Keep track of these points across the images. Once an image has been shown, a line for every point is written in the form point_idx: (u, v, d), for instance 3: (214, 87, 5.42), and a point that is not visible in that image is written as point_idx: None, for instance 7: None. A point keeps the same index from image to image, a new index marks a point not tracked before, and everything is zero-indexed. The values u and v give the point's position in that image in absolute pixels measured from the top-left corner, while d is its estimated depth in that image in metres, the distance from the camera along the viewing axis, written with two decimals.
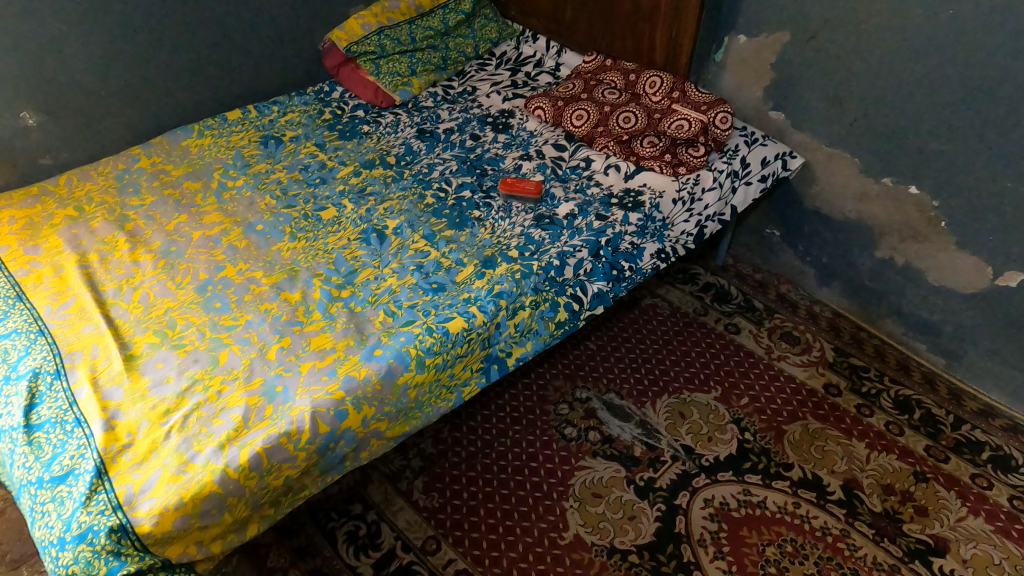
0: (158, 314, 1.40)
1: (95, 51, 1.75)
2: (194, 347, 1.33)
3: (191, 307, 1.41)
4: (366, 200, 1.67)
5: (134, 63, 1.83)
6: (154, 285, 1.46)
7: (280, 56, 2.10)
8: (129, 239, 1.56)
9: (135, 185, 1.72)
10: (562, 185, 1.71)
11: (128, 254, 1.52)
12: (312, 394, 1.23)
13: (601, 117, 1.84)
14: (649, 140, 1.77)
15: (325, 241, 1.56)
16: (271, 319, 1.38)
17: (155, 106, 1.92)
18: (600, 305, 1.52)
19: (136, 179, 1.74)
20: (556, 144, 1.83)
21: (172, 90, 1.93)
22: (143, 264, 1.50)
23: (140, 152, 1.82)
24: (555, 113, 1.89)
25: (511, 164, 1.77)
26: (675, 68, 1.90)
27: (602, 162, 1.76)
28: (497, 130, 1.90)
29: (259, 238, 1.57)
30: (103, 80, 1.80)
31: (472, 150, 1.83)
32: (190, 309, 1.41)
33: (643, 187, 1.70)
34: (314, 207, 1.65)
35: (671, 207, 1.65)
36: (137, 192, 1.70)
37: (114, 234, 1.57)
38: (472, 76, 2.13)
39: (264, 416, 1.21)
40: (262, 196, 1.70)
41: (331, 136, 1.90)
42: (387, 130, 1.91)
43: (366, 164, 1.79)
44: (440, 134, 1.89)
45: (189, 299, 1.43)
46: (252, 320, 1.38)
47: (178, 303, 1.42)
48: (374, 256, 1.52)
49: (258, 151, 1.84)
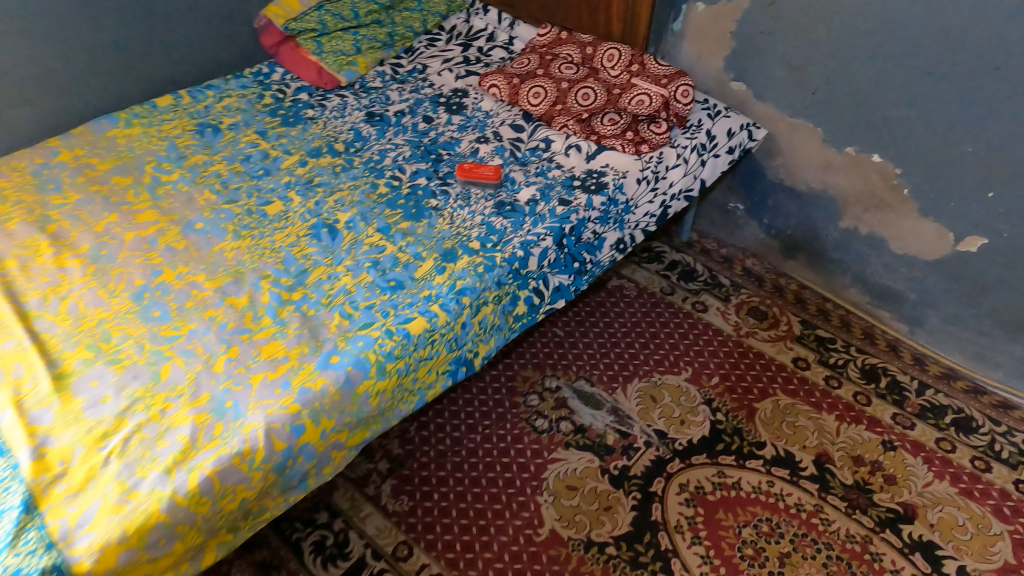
0: (90, 326, 1.27)
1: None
2: (132, 362, 1.21)
3: (127, 316, 1.29)
4: (314, 192, 1.56)
5: (45, 49, 1.66)
6: (84, 293, 1.33)
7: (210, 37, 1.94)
8: (52, 243, 1.42)
9: (56, 182, 1.57)
10: (522, 170, 1.63)
11: (53, 260, 1.38)
12: (265, 409, 1.14)
13: (559, 94, 1.76)
14: (610, 118, 1.70)
15: (271, 238, 1.45)
16: (216, 328, 1.27)
17: (73, 94, 1.76)
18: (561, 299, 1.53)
19: (57, 174, 1.59)
20: (513, 124, 1.74)
21: (91, 76, 1.77)
22: (71, 270, 1.37)
23: (60, 144, 1.66)
24: (512, 92, 1.80)
25: (468, 148, 1.68)
26: (634, 40, 1.82)
27: (562, 143, 1.70)
28: (450, 110, 1.79)
29: (200, 238, 1.45)
30: (10, 67, 1.63)
31: (426, 134, 1.72)
32: (125, 319, 1.28)
33: (606, 167, 1.64)
34: (258, 202, 1.54)
35: (636, 188, 1.59)
36: (59, 189, 1.55)
37: (35, 237, 1.43)
38: (423, 53, 2.00)
39: (213, 435, 1.11)
40: (201, 191, 1.57)
41: (272, 122, 1.77)
42: (334, 115, 1.78)
43: (313, 153, 1.67)
44: (389, 117, 1.77)
45: (125, 308, 1.30)
46: (196, 329, 1.27)
47: (112, 313, 1.29)
48: (326, 253, 1.42)
49: (193, 141, 1.70)
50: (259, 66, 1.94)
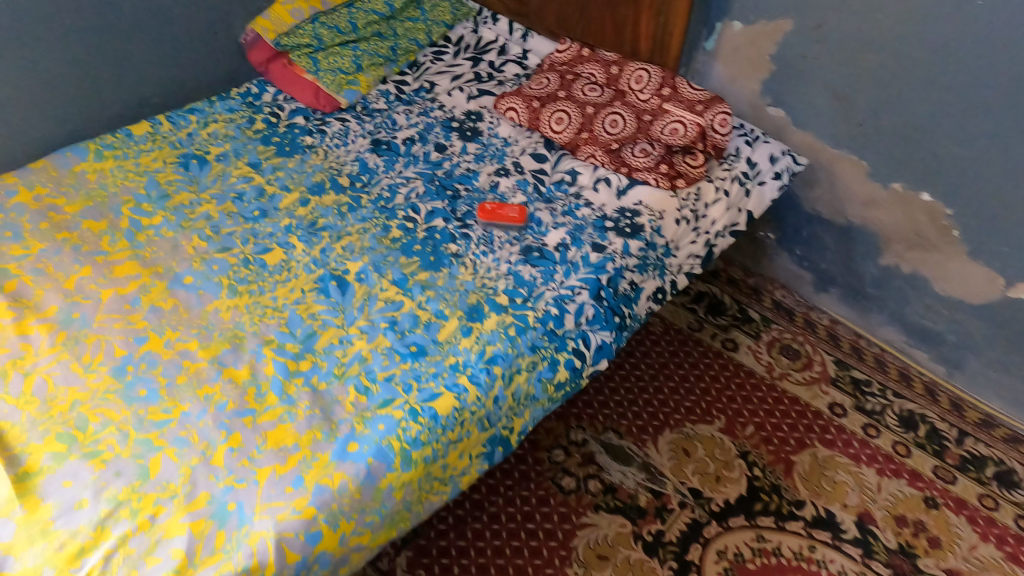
0: (61, 410, 1.12)
1: None
2: (112, 456, 1.06)
3: (106, 397, 1.14)
4: (318, 238, 1.40)
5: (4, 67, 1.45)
6: (54, 369, 1.17)
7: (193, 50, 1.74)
8: (13, 304, 1.26)
9: (14, 228, 1.39)
10: (548, 208, 1.48)
11: (12, 327, 1.22)
12: (274, 514, 0.99)
13: (585, 121, 1.60)
14: (642, 149, 1.54)
15: (272, 294, 1.30)
16: (214, 410, 1.12)
17: (37, 117, 1.55)
18: (604, 360, 1.29)
19: (14, 219, 1.40)
20: (535, 154, 1.59)
21: (59, 97, 1.56)
22: (36, 339, 1.21)
23: (16, 182, 1.47)
24: (532, 116, 1.63)
25: (487, 181, 1.53)
26: (665, 59, 1.67)
27: (590, 177, 1.54)
28: (463, 136, 1.64)
29: (189, 296, 1.30)
30: None
31: (439, 164, 1.57)
32: (105, 400, 1.13)
33: (641, 205, 1.47)
34: (255, 249, 1.38)
35: (675, 228, 1.45)
36: (17, 235, 1.37)
37: None
38: (429, 68, 1.84)
39: (214, 548, 0.97)
40: (188, 237, 1.40)
41: (264, 151, 1.60)
42: (336, 143, 1.63)
43: (315, 190, 1.50)
44: (398, 146, 1.61)
45: (103, 387, 1.15)
46: (189, 412, 1.12)
47: (88, 393, 1.14)
48: (335, 313, 1.27)
49: (178, 176, 1.53)
50: (246, 85, 1.77)
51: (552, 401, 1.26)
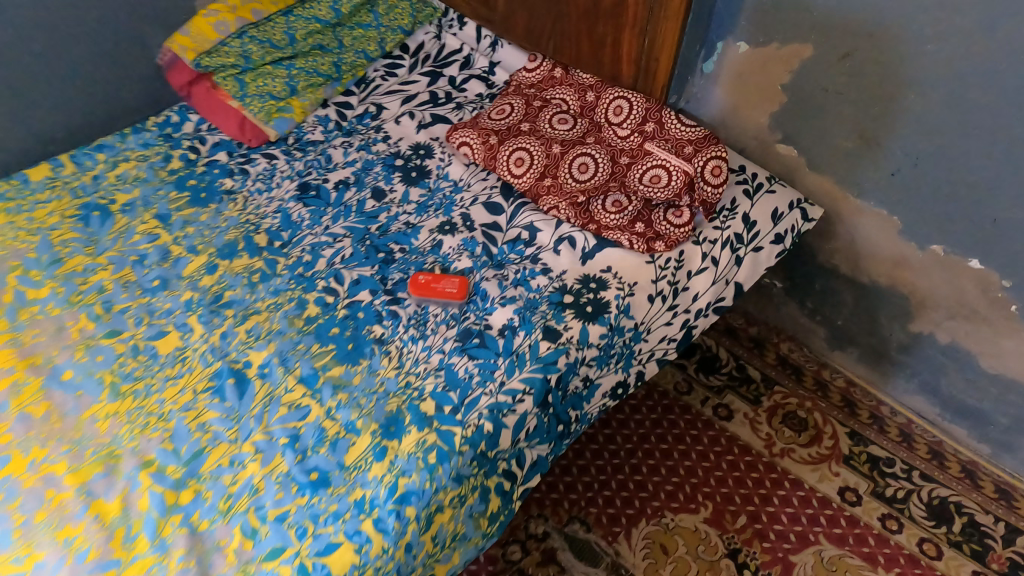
0: None
1: None
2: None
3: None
4: (220, 318, 1.18)
5: None
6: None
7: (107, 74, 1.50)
8: None
9: None
10: (497, 276, 1.24)
11: None
12: None
13: (550, 163, 1.34)
14: (614, 201, 1.29)
15: (159, 397, 1.11)
16: (72, 561, 0.95)
17: None
18: (536, 476, 1.15)
19: None
20: (488, 203, 1.34)
21: None
22: None
23: None
24: (488, 155, 1.36)
25: (427, 241, 1.29)
26: (655, 90, 1.37)
27: (551, 235, 1.29)
28: (407, 179, 1.38)
29: (66, 398, 1.11)
30: None
31: (374, 217, 1.32)
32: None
33: (614, 272, 1.23)
34: (148, 334, 1.17)
35: (647, 308, 1.21)
36: None
37: None
38: (379, 87, 1.54)
39: None
40: (75, 316, 1.19)
41: (176, 200, 1.35)
42: (258, 187, 1.37)
43: (226, 251, 1.27)
44: (328, 192, 1.35)
45: None
46: (44, 563, 0.95)
47: None
48: (228, 423, 1.08)
49: (75, 234, 1.29)
50: (168, 111, 1.52)
51: (489, 536, 1.12)
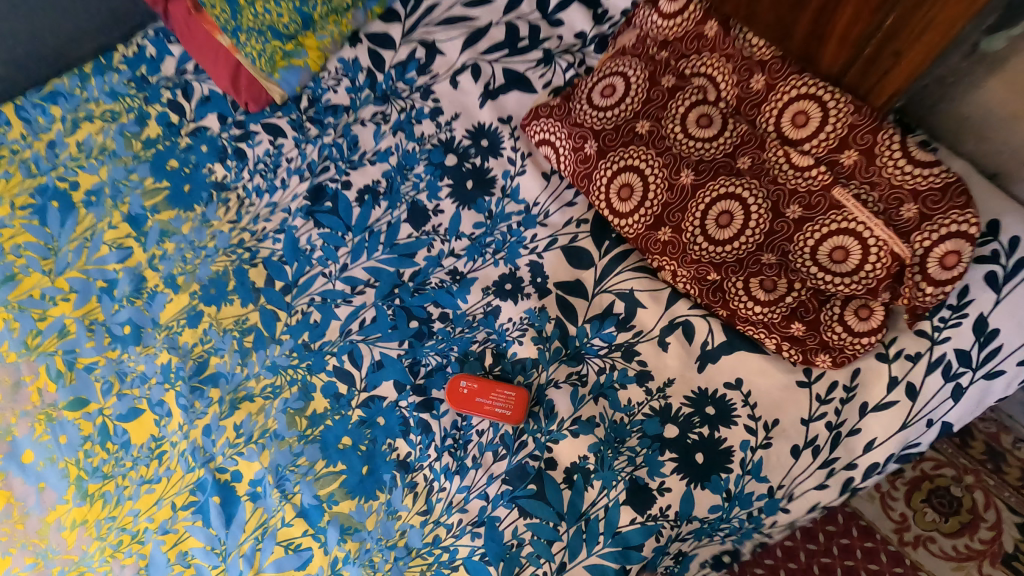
0: None
1: None
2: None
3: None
4: (203, 403, 0.93)
5: None
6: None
7: None
8: None
9: None
10: (571, 376, 0.90)
11: None
12: None
13: (676, 203, 0.88)
14: (764, 283, 0.84)
15: (131, 508, 0.90)
16: None
17: None
18: None
19: None
20: (572, 248, 0.93)
21: None
22: None
23: None
24: (580, 171, 0.91)
25: (480, 305, 0.92)
26: (870, 91, 0.79)
27: (656, 316, 0.90)
28: (459, 193, 0.96)
29: (27, 490, 0.92)
30: None
31: (410, 254, 0.95)
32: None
33: (747, 394, 0.86)
34: (118, 412, 0.94)
35: (787, 466, 0.83)
36: None
37: None
38: (435, 8, 1.02)
39: None
40: (33, 369, 0.97)
41: (151, 192, 1.04)
42: (257, 183, 1.03)
43: (212, 291, 0.98)
44: (349, 206, 0.97)
45: None
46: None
47: None
48: (213, 560, 0.87)
49: (29, 237, 1.03)
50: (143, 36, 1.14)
51: None
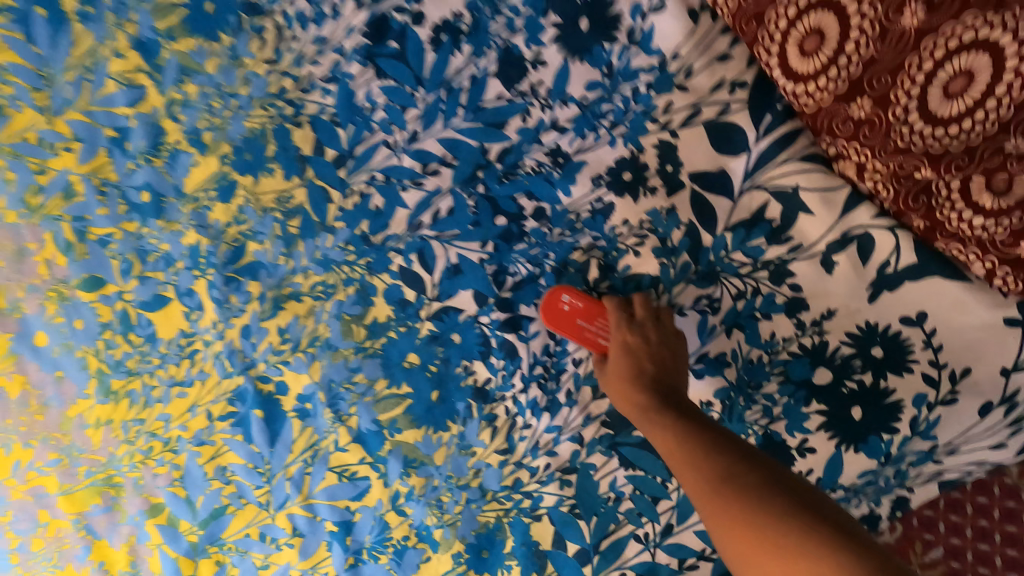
0: None
1: None
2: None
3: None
4: (241, 298, 0.76)
5: None
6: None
7: None
8: None
9: None
10: (699, 302, 0.71)
11: None
12: None
13: (887, 62, 0.56)
14: (1001, 185, 0.55)
15: (162, 411, 0.78)
16: None
17: None
18: None
19: None
20: (716, 125, 0.67)
21: None
22: None
23: None
24: (747, 10, 0.61)
25: (586, 201, 0.70)
26: None
27: (824, 227, 0.66)
28: (568, 37, 0.67)
29: (46, 383, 0.78)
30: None
31: (500, 124, 0.70)
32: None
33: (929, 332, 0.67)
34: (143, 300, 0.78)
35: (969, 425, 0.68)
36: None
37: None
38: None
39: None
40: (37, 236, 0.78)
41: (163, 9, 0.76)
42: (300, 8, 0.74)
43: (247, 156, 0.76)
44: (419, 51, 0.71)
45: None
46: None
47: None
48: (256, 480, 0.76)
49: (11, 56, 0.75)
50: None
51: None
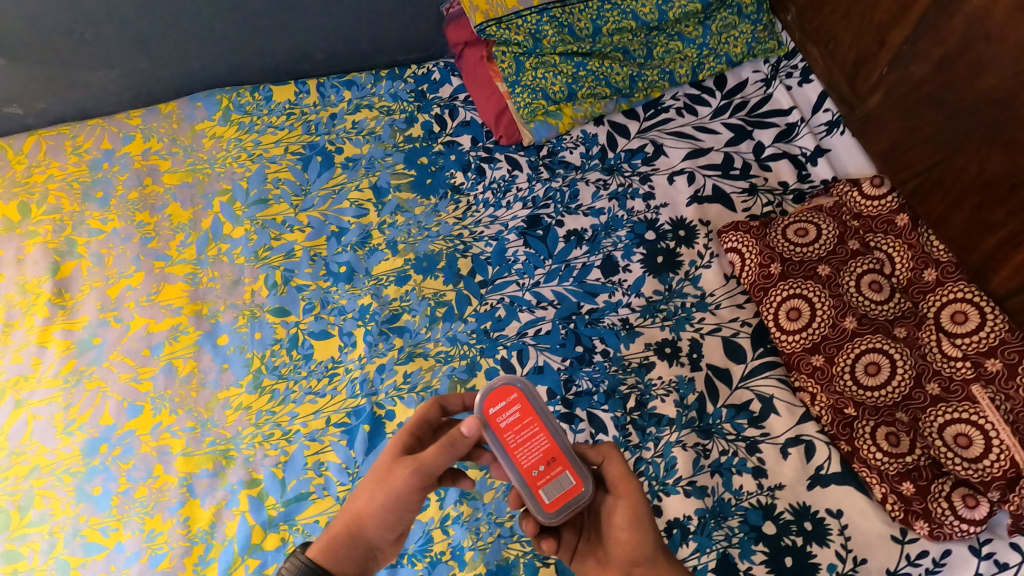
0: (18, 473, 0.99)
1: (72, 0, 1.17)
2: (25, 568, 0.92)
3: (62, 479, 0.99)
4: (386, 346, 1.07)
5: (153, 25, 1.25)
6: (41, 412, 1.04)
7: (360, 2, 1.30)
8: (51, 299, 1.13)
9: (107, 188, 1.26)
10: (697, 446, 0.98)
11: (36, 333, 1.10)
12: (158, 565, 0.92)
13: (833, 338, 0.99)
14: (889, 437, 0.92)
15: (293, 410, 1.03)
16: (145, 561, 0.92)
17: (174, 60, 1.32)
18: None
19: (114, 174, 1.27)
20: (728, 341, 1.05)
21: (209, 46, 1.31)
22: (48, 358, 1.08)
23: (137, 126, 1.32)
24: (759, 283, 1.05)
25: (638, 354, 1.06)
26: (987, 273, 0.98)
27: (786, 427, 0.98)
28: (649, 263, 1.13)
29: (212, 367, 1.07)
30: (94, 29, 1.23)
31: (593, 294, 1.11)
32: (57, 483, 0.98)
33: (843, 527, 0.90)
34: (313, 328, 1.10)
35: None
36: (104, 201, 1.24)
37: (38, 281, 1.15)
38: (669, 121, 1.26)
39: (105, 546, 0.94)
40: (254, 275, 1.15)
41: (399, 175, 1.25)
42: (487, 198, 1.22)
43: (424, 264, 1.15)
44: (555, 240, 1.16)
45: (68, 461, 1.00)
46: (124, 546, 0.93)
47: (52, 465, 1.00)
48: (343, 477, 0.97)
49: (289, 176, 1.25)
50: (428, 65, 1.39)
51: None
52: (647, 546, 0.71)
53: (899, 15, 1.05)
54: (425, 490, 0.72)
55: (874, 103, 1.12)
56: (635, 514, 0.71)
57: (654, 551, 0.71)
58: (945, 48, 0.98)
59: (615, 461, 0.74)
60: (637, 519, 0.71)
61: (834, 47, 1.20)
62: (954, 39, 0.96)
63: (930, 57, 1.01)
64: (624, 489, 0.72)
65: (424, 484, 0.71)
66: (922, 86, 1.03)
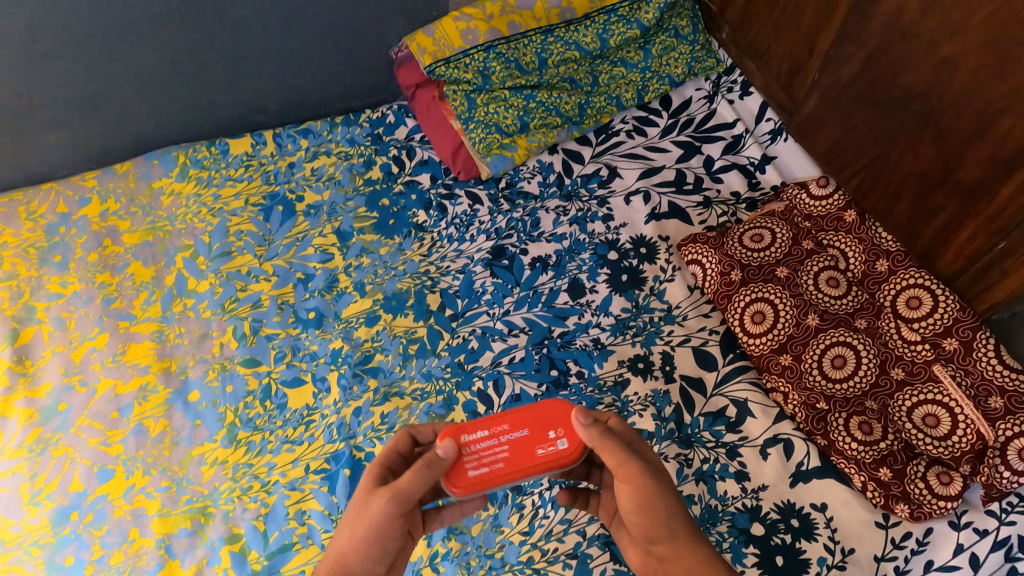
0: None
1: (19, 66, 1.18)
2: None
3: (30, 552, 0.95)
4: (360, 388, 1.07)
5: (103, 87, 1.26)
6: (5, 484, 1.00)
7: (309, 53, 1.34)
8: (10, 368, 1.10)
9: (66, 252, 1.24)
10: (679, 456, 0.98)
11: None
12: None
13: (798, 336, 1.02)
14: (863, 426, 0.94)
15: (270, 461, 1.01)
16: None
17: (129, 121, 1.34)
18: None
19: (72, 238, 1.26)
20: (698, 350, 1.07)
21: (162, 105, 1.33)
22: (10, 428, 1.05)
23: (93, 188, 1.32)
24: (721, 291, 1.08)
25: (612, 372, 1.07)
26: (936, 258, 1.03)
27: (762, 428, 0.99)
28: (615, 282, 1.15)
29: (184, 425, 1.05)
30: (42, 95, 1.23)
31: (562, 317, 1.12)
32: (25, 557, 0.94)
33: (829, 519, 0.91)
34: (285, 376, 1.09)
35: None
36: (63, 265, 1.23)
37: None
38: (621, 144, 1.31)
39: None
40: (222, 327, 1.14)
41: (362, 218, 1.26)
42: (451, 233, 1.24)
43: (393, 303, 1.16)
44: (521, 268, 1.18)
45: (37, 534, 0.96)
46: None
47: (19, 539, 0.96)
48: (327, 524, 0.95)
49: (251, 227, 1.26)
50: (383, 110, 1.42)
51: None
52: (661, 527, 0.69)
53: (822, 24, 1.11)
54: (404, 517, 0.70)
55: (811, 109, 1.18)
56: (641, 497, 0.69)
57: (669, 531, 0.69)
58: (867, 49, 1.04)
59: (609, 450, 0.70)
60: (645, 501, 0.69)
61: (768, 60, 1.26)
62: (874, 40, 1.02)
63: (855, 59, 1.07)
64: (624, 475, 0.69)
65: (403, 510, 0.69)
66: (851, 87, 1.09)
